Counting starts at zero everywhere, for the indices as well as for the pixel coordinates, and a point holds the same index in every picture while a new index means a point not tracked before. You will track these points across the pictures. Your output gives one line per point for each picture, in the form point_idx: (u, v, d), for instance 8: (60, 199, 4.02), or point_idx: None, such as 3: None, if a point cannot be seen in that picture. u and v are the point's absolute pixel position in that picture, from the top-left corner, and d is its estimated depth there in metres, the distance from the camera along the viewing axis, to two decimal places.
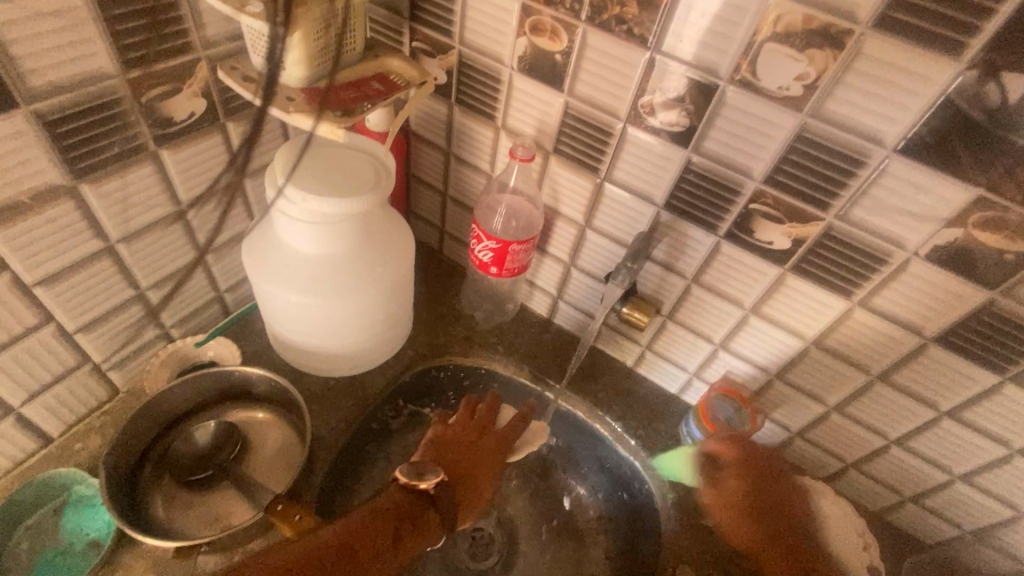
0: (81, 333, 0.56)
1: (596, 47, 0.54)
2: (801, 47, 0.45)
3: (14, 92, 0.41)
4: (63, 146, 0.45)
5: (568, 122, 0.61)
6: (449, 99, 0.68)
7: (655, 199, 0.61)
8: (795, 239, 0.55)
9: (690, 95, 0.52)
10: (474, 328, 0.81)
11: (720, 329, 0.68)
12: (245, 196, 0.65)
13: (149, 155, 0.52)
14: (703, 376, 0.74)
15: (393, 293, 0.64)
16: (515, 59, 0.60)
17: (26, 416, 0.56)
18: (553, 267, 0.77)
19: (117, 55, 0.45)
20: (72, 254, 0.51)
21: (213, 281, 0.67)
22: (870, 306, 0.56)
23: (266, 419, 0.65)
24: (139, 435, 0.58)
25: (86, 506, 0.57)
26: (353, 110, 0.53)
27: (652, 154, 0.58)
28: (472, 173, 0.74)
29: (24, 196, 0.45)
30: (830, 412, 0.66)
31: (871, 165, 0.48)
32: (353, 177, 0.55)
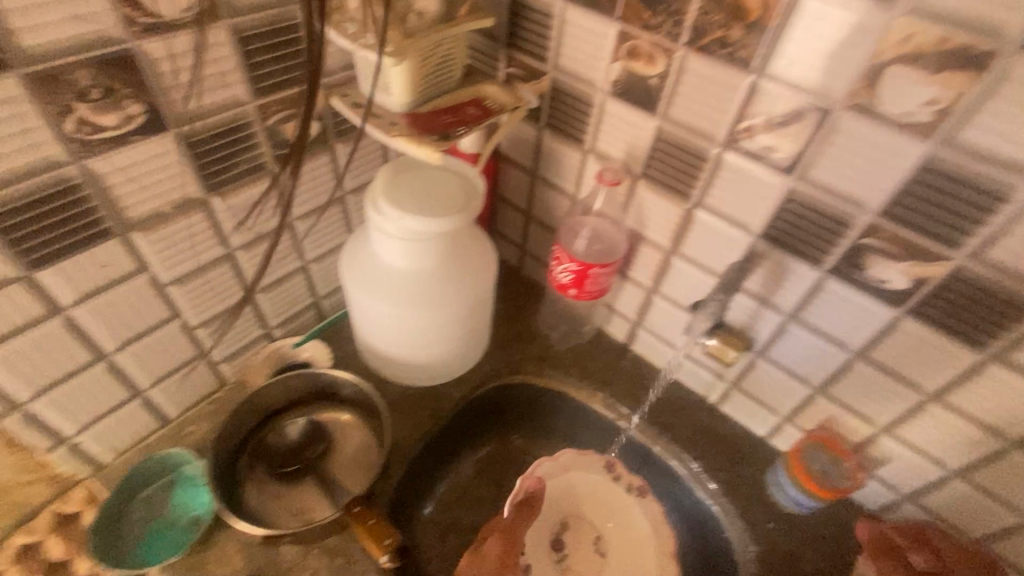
0: (200, 328, 0.62)
1: (695, 70, 0.52)
2: (934, 70, 0.40)
3: (167, 117, 0.47)
4: (200, 163, 0.51)
5: (660, 147, 0.60)
6: (539, 122, 0.69)
7: (750, 227, 0.58)
8: (915, 279, 0.50)
9: (796, 120, 0.49)
10: (549, 349, 0.81)
11: (820, 372, 0.62)
12: (345, 210, 0.69)
13: (268, 172, 0.57)
14: (795, 421, 0.69)
15: (474, 310, 0.66)
16: (609, 83, 0.59)
17: (151, 399, 0.63)
18: (634, 293, 0.75)
19: (250, 84, 0.51)
20: (200, 258, 0.57)
21: (312, 287, 0.73)
22: (1008, 361, 0.48)
23: (349, 421, 0.68)
24: (241, 424, 0.63)
25: (190, 485, 0.62)
26: (448, 134, 0.56)
27: (751, 181, 0.55)
28: (557, 195, 0.74)
29: (167, 206, 0.51)
30: (950, 477, 0.58)
31: (1016, 202, 0.42)
32: (446, 198, 0.58)
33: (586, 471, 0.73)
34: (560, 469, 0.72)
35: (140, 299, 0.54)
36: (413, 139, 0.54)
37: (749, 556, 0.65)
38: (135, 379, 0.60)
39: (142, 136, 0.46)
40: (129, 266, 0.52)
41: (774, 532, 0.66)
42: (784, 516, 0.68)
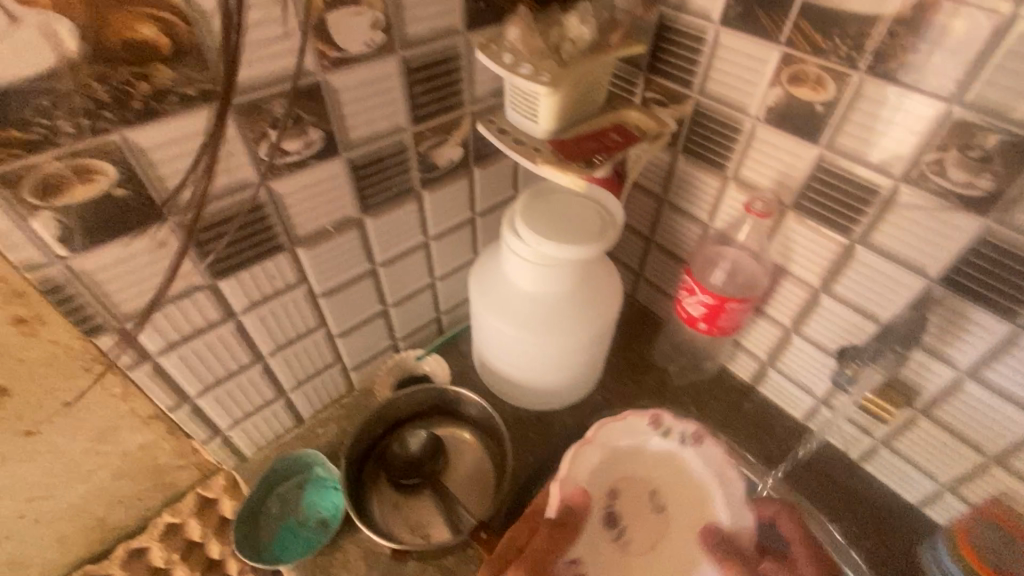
0: (337, 338, 0.66)
1: (874, 97, 0.48)
2: None
3: (338, 143, 0.50)
4: (358, 185, 0.54)
5: (819, 177, 0.55)
6: (675, 148, 0.66)
7: (927, 270, 0.52)
8: None
9: (1006, 154, 0.43)
10: (666, 384, 0.78)
11: (1004, 439, 0.54)
12: (474, 231, 0.71)
13: (414, 193, 0.60)
14: (962, 492, 0.60)
15: (598, 339, 0.64)
16: (763, 110, 0.56)
17: (291, 400, 0.67)
18: (767, 330, 0.70)
19: (409, 110, 0.53)
20: (348, 273, 0.60)
21: (435, 304, 0.75)
22: None
23: (468, 440, 0.69)
24: (369, 431, 0.66)
25: (322, 486, 0.66)
26: (592, 161, 0.55)
27: (934, 220, 0.49)
28: (687, 223, 0.71)
29: (328, 224, 0.55)
30: None
31: None
32: (584, 226, 0.57)
33: (631, 441, 0.57)
34: (611, 459, 0.56)
35: (294, 308, 0.58)
36: (559, 166, 0.54)
37: None
38: (281, 380, 0.64)
39: (318, 160, 0.50)
40: (291, 278, 0.56)
41: None
42: None
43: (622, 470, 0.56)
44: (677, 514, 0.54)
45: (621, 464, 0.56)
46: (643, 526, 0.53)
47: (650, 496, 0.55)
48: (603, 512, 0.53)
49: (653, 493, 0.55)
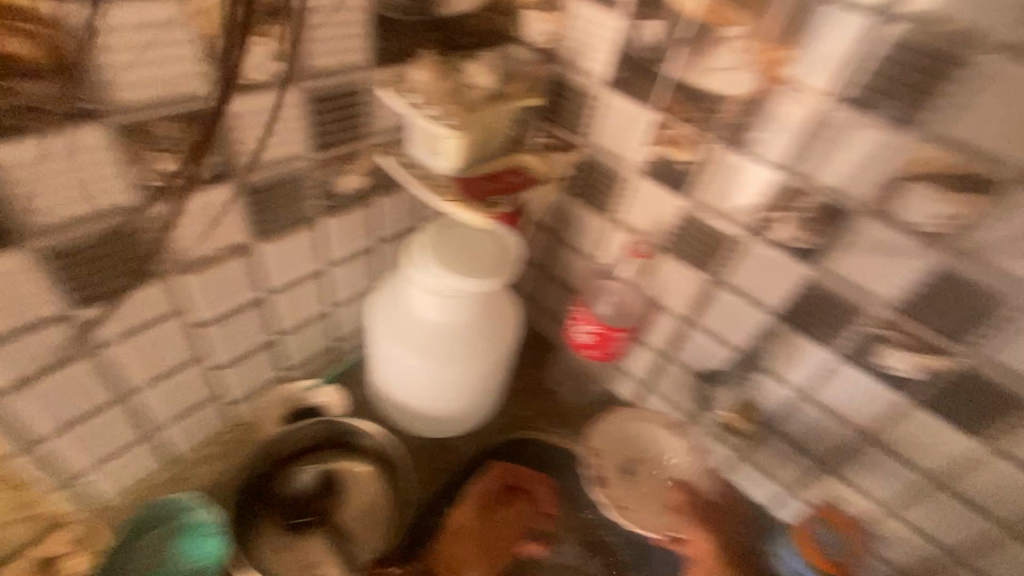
0: (221, 368, 0.62)
1: (725, 161, 0.57)
2: (946, 188, 0.46)
3: (231, 168, 0.48)
4: (252, 211, 0.52)
5: (685, 224, 0.64)
6: (568, 189, 0.72)
7: (767, 306, 0.62)
8: (921, 368, 0.54)
9: (819, 216, 0.53)
10: (559, 406, 0.83)
11: (825, 446, 0.65)
12: (375, 258, 0.71)
13: (313, 220, 0.59)
14: (798, 493, 0.71)
15: (496, 367, 0.67)
16: (641, 163, 0.64)
17: (163, 437, 0.62)
18: (646, 355, 0.78)
19: (311, 139, 0.53)
20: (236, 300, 0.57)
21: (332, 331, 0.73)
22: (1006, 453, 0.52)
23: (364, 473, 0.67)
24: (254, 470, 0.62)
25: (194, 532, 0.59)
26: (494, 202, 0.60)
27: (771, 266, 0.59)
28: (578, 257, 0.77)
29: (216, 250, 0.52)
30: (947, 558, 0.61)
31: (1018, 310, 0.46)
32: (484, 260, 0.60)
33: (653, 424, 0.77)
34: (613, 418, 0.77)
35: (172, 338, 0.54)
36: (460, 203, 0.57)
37: None
38: (151, 417, 0.58)
39: (207, 185, 0.48)
40: (170, 306, 0.52)
41: None
42: None
43: (630, 433, 0.77)
44: (644, 476, 0.74)
45: (626, 429, 0.77)
46: (641, 485, 0.73)
47: (622, 459, 0.74)
48: (622, 461, 0.74)
49: (619, 461, 0.74)
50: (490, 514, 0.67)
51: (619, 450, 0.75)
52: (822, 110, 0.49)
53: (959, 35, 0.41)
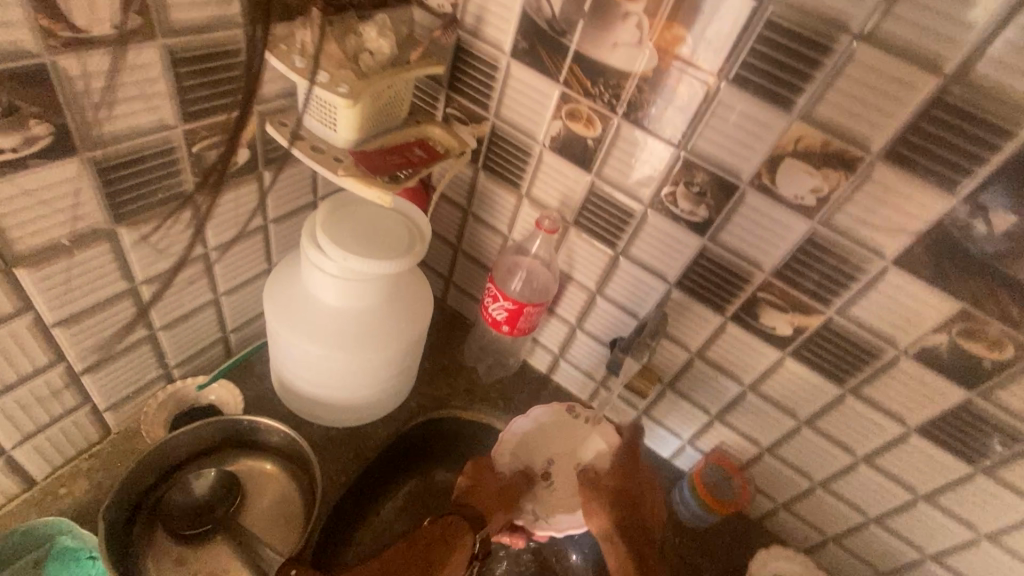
0: (86, 373, 0.54)
1: (627, 137, 0.58)
2: (817, 165, 0.50)
3: (77, 140, 0.41)
4: (109, 191, 0.45)
5: (592, 200, 0.65)
6: (476, 163, 0.71)
7: (667, 276, 0.65)
8: (796, 327, 0.60)
9: (711, 191, 0.57)
10: (476, 382, 0.82)
11: (718, 401, 0.71)
12: (268, 240, 0.65)
13: (189, 201, 0.52)
14: (695, 444, 0.78)
15: (410, 349, 0.65)
16: (548, 138, 0.63)
17: (16, 458, 0.53)
18: (558, 327, 0.79)
19: (178, 107, 0.46)
20: (98, 295, 0.50)
21: (222, 322, 0.66)
22: (860, 394, 0.60)
23: (271, 472, 0.63)
24: (139, 481, 0.56)
25: (74, 558, 0.54)
26: (397, 177, 0.55)
27: (670, 238, 0.62)
28: (489, 233, 0.76)
29: (65, 238, 0.44)
30: (815, 487, 0.70)
31: (870, 272, 0.53)
32: (391, 238, 0.57)
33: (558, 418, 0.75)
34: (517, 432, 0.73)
35: (15, 344, 0.46)
36: (363, 180, 0.53)
37: None
38: None
39: (46, 161, 0.40)
40: (9, 307, 0.44)
41: (678, 545, 0.77)
42: (685, 529, 0.78)
43: (548, 434, 0.74)
44: (560, 472, 0.73)
45: (551, 436, 0.75)
46: (565, 482, 0.72)
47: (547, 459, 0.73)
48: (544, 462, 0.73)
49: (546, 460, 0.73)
50: (499, 485, 0.70)
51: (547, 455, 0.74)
52: (713, 90, 0.52)
53: (827, 23, 0.44)
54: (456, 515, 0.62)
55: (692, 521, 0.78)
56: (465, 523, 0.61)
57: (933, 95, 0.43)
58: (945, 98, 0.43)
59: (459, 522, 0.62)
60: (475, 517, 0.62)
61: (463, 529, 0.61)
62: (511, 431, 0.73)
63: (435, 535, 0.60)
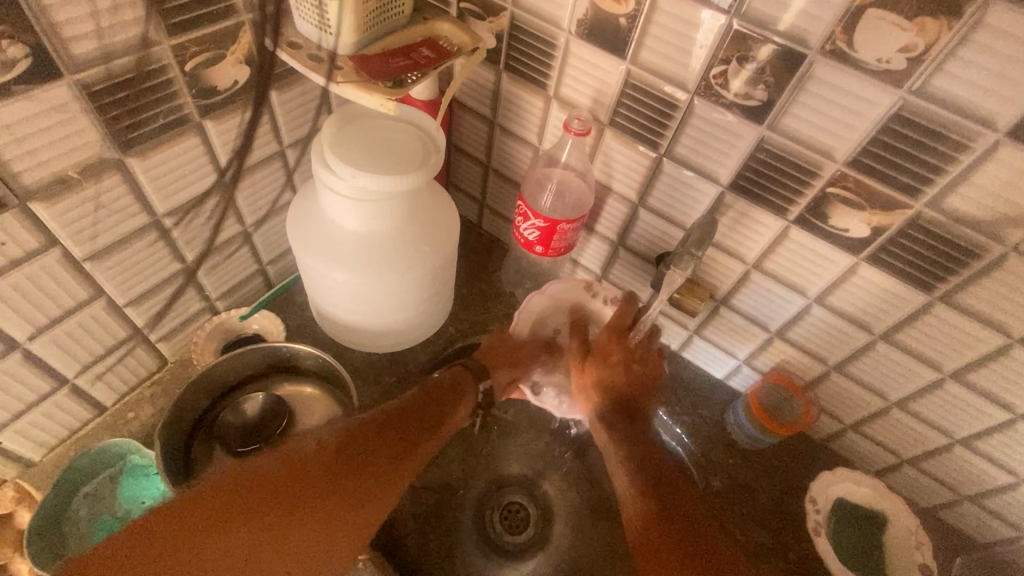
0: (129, 306, 0.56)
1: (666, 10, 0.49)
2: (911, 14, 0.40)
3: (58, 61, 0.39)
4: (107, 118, 0.44)
5: (628, 93, 0.56)
6: (497, 66, 0.63)
7: (718, 178, 0.57)
8: (875, 227, 0.51)
9: (772, 65, 0.47)
10: (515, 307, 0.80)
11: (777, 317, 0.64)
12: (289, 168, 0.63)
13: (194, 126, 0.50)
14: (753, 364, 0.72)
15: (438, 272, 0.62)
16: (574, 23, 0.55)
17: (81, 386, 0.57)
18: (599, 245, 0.74)
19: (159, 19, 0.43)
20: (120, 229, 0.50)
21: (256, 254, 0.66)
22: (952, 302, 0.52)
23: (314, 395, 0.65)
24: (193, 405, 0.60)
25: (142, 474, 0.61)
26: (402, 80, 0.50)
27: (721, 130, 0.54)
28: (518, 145, 0.70)
29: (71, 169, 0.44)
30: (891, 407, 0.63)
31: (975, 150, 0.43)
32: (403, 151, 0.52)
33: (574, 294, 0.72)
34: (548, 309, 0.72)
35: (51, 278, 0.48)
36: (363, 86, 0.48)
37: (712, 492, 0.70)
38: (59, 366, 0.54)
39: (30, 87, 0.39)
40: (33, 242, 0.45)
41: (734, 469, 0.72)
42: (740, 451, 0.73)
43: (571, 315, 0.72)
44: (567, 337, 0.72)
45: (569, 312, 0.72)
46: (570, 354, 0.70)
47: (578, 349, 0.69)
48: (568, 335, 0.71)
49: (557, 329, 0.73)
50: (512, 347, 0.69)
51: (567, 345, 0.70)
52: None
53: None
54: (461, 371, 0.64)
55: (749, 444, 0.73)
56: (471, 375, 0.64)
57: None
58: None
59: (463, 376, 0.64)
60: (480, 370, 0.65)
61: (468, 382, 0.64)
62: (523, 314, 0.70)
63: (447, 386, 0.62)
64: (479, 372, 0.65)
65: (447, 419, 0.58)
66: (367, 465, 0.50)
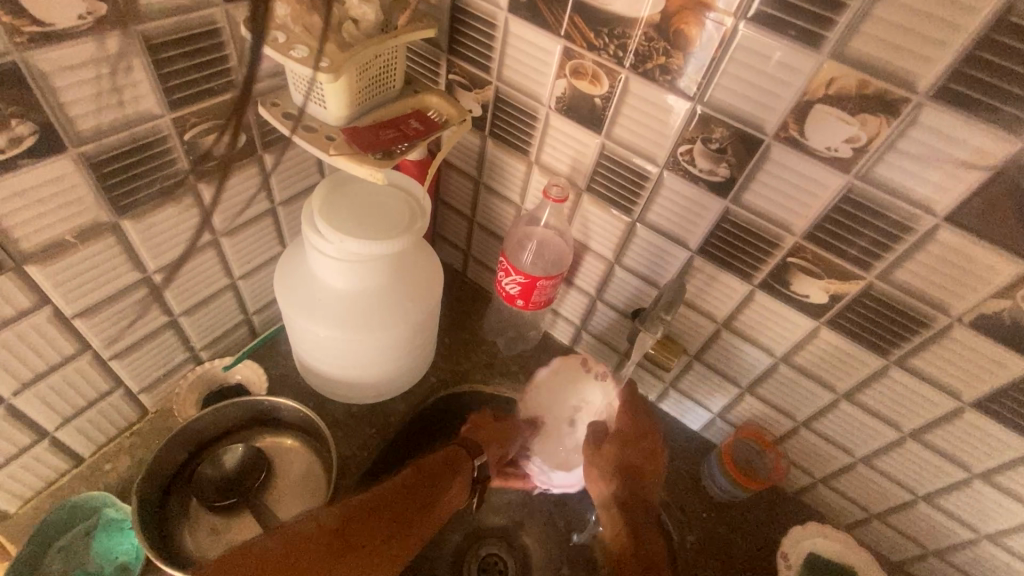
0: (114, 359, 0.57)
1: (637, 93, 0.53)
2: (852, 111, 0.44)
3: (64, 136, 0.41)
4: (106, 185, 0.46)
5: (603, 163, 0.60)
6: (482, 131, 0.67)
7: (688, 243, 0.61)
8: (833, 295, 0.54)
9: (733, 147, 0.51)
10: (496, 356, 0.81)
11: (747, 373, 0.67)
12: (279, 224, 0.65)
13: (189, 189, 0.52)
14: (726, 417, 0.74)
15: (421, 326, 0.64)
16: (553, 99, 0.59)
17: (59, 439, 0.57)
18: (578, 299, 0.76)
19: (162, 95, 0.45)
20: (111, 287, 0.52)
21: (242, 305, 0.68)
22: (906, 365, 0.55)
23: (293, 447, 0.66)
24: (171, 459, 0.60)
25: (118, 529, 0.60)
26: (391, 151, 0.53)
27: (689, 200, 0.57)
28: (501, 203, 0.73)
29: (69, 233, 0.46)
30: (857, 463, 0.65)
31: (916, 231, 0.47)
32: (390, 216, 0.55)
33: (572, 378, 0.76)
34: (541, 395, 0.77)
35: (39, 335, 0.49)
36: (353, 157, 0.51)
37: (688, 545, 0.71)
38: (38, 420, 0.54)
39: (35, 160, 0.41)
40: (26, 302, 0.46)
41: (708, 522, 0.73)
42: (716, 503, 0.75)
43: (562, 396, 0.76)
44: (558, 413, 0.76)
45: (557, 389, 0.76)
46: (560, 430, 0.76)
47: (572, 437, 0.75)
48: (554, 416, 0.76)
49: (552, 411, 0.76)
50: (503, 424, 0.71)
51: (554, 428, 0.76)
52: (730, 33, 0.46)
53: None
54: (456, 446, 0.64)
55: (724, 497, 0.74)
56: (463, 452, 0.64)
57: (994, 17, 0.36)
58: (1010, 19, 0.36)
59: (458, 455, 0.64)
60: (473, 445, 0.65)
61: (466, 459, 0.63)
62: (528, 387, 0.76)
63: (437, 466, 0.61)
64: (474, 451, 0.65)
65: (439, 505, 0.57)
66: (356, 558, 0.50)
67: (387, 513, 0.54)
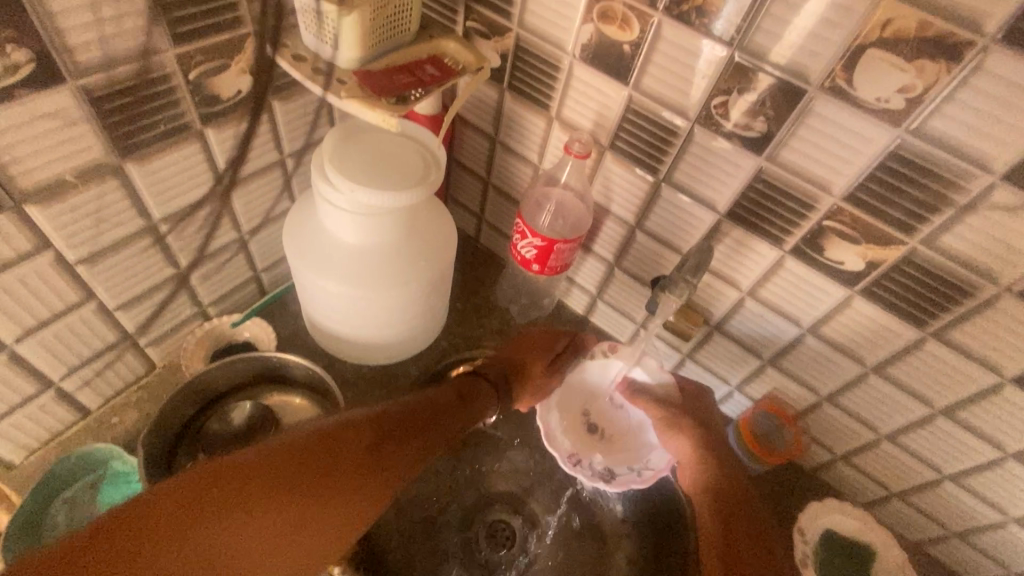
0: (120, 310, 0.55)
1: (669, 39, 0.50)
2: (909, 56, 0.40)
3: (61, 66, 0.39)
4: (108, 123, 0.44)
5: (629, 119, 0.57)
6: (501, 85, 0.64)
7: (716, 206, 0.57)
8: (870, 262, 0.51)
9: (772, 99, 0.48)
10: (509, 323, 0.79)
11: (771, 345, 0.64)
12: (288, 177, 0.63)
13: (195, 133, 0.50)
14: (745, 390, 0.72)
15: (433, 286, 0.62)
16: (579, 47, 0.55)
17: (66, 389, 0.56)
18: (595, 266, 0.74)
19: (165, 27, 0.43)
20: (114, 234, 0.50)
21: (251, 261, 0.66)
22: (944, 338, 0.52)
23: (301, 405, 0.65)
24: (179, 413, 0.59)
25: (124, 481, 0.60)
26: (405, 97, 0.50)
27: (720, 159, 0.54)
28: (519, 163, 0.70)
29: (69, 173, 0.44)
30: (881, 440, 0.63)
31: (970, 192, 0.44)
32: (403, 167, 0.53)
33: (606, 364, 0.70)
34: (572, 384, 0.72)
35: (41, 280, 0.47)
36: (366, 103, 0.49)
37: None
38: (44, 369, 0.53)
39: (31, 90, 0.39)
40: (27, 244, 0.45)
41: None
42: None
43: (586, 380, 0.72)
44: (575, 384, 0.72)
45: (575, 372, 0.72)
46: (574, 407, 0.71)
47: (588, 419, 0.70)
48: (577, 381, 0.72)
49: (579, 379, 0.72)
50: (544, 368, 0.69)
51: (566, 418, 0.70)
52: None
53: None
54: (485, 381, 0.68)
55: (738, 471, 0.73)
56: (492, 390, 0.67)
57: None
58: None
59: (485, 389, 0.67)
60: (501, 384, 0.68)
61: (488, 395, 0.66)
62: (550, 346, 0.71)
63: (465, 391, 0.65)
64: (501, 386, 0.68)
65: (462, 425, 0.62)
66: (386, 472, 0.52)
67: (417, 431, 0.56)
